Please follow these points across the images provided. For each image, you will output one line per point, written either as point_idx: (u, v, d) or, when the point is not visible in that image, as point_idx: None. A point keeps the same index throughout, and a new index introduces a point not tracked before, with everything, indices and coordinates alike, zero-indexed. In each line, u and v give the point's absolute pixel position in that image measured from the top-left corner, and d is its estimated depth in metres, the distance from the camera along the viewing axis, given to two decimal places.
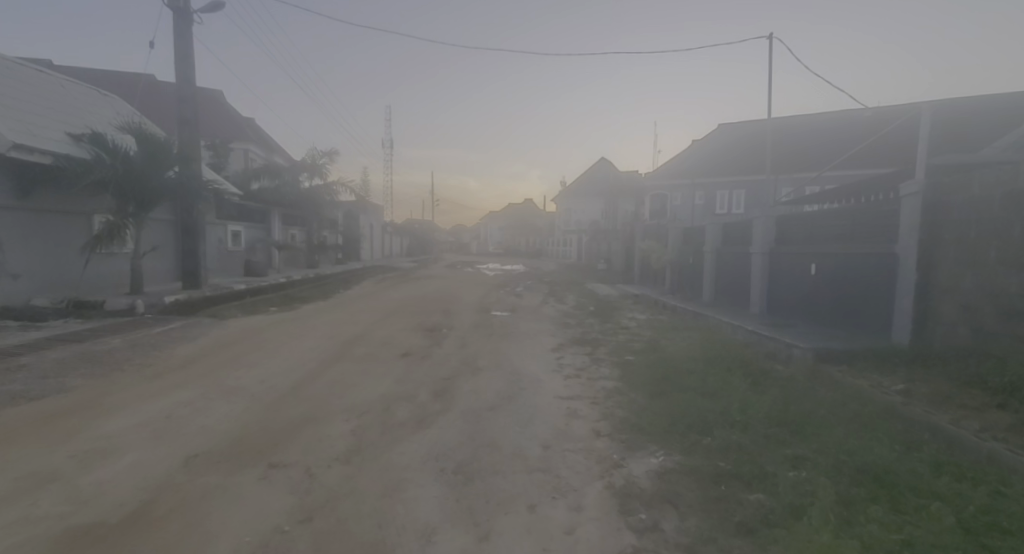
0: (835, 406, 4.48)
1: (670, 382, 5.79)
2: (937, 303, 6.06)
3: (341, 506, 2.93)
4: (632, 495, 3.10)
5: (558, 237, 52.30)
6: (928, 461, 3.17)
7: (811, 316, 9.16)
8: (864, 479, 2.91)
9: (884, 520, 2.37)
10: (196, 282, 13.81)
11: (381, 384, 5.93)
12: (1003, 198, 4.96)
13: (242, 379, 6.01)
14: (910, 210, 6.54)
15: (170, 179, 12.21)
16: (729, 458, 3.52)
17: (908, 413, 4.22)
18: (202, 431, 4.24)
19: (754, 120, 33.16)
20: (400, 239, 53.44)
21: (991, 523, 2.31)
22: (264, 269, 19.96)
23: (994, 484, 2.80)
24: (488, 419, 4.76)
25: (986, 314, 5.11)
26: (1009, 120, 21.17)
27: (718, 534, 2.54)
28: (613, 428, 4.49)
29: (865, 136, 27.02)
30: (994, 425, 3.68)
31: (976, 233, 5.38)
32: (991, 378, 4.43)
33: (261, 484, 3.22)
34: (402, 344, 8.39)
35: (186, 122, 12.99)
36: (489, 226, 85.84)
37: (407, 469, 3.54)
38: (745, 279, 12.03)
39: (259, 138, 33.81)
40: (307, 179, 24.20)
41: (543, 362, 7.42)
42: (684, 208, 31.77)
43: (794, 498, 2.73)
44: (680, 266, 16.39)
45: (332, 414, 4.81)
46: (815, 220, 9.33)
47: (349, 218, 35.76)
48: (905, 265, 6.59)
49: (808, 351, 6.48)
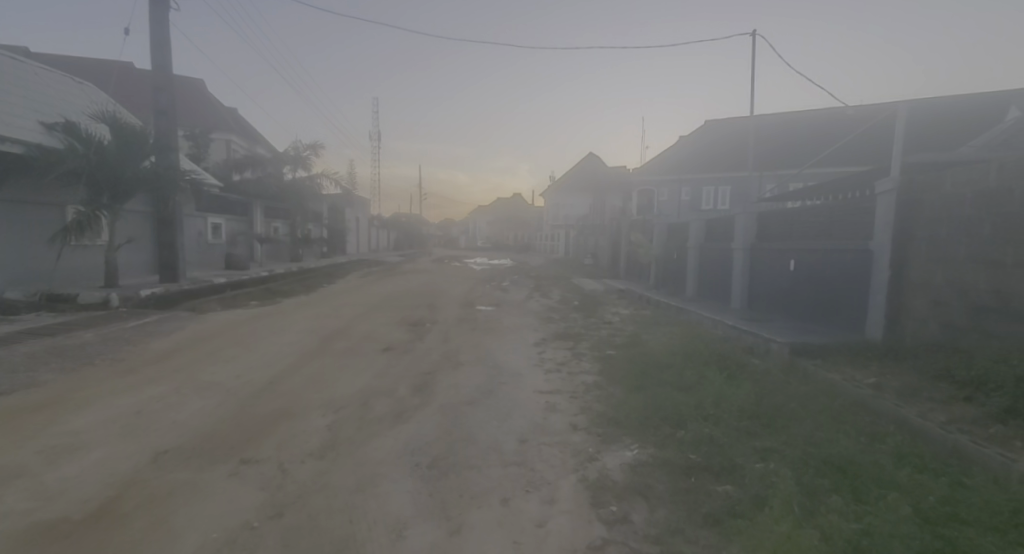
0: (807, 399, 4.56)
1: (649, 376, 5.84)
2: (909, 300, 6.19)
3: (312, 501, 2.91)
4: (605, 488, 3.13)
5: (546, 232, 52.33)
6: (891, 452, 3.26)
7: (789, 311, 9.34)
8: (828, 470, 2.98)
9: (844, 510, 2.43)
10: (175, 275, 13.52)
11: (360, 379, 5.88)
12: (973, 197, 5.08)
13: (218, 374, 5.91)
14: (885, 208, 6.66)
15: (146, 169, 11.97)
16: (700, 450, 3.57)
17: (877, 407, 4.32)
18: (174, 426, 4.16)
19: (739, 116, 33.40)
20: (386, 233, 53.25)
21: (951, 514, 2.37)
22: (246, 262, 19.69)
23: (956, 476, 2.89)
24: (467, 413, 4.77)
25: (956, 309, 5.24)
26: (984, 119, 21.71)
27: (685, 526, 2.58)
28: (591, 422, 4.52)
29: (845, 136, 27.43)
30: (960, 418, 3.79)
31: (947, 229, 5.51)
32: (958, 371, 4.55)
33: (231, 479, 3.17)
34: (383, 339, 8.31)
35: (164, 113, 12.71)
36: (477, 222, 85.65)
37: (380, 464, 3.52)
38: (727, 275, 12.20)
39: (241, 128, 33.18)
40: (290, 171, 23.88)
41: (524, 356, 7.46)
42: (670, 204, 32.13)
43: (759, 489, 2.78)
44: (665, 261, 16.61)
45: (309, 408, 4.76)
46: (795, 217, 9.47)
47: (334, 211, 35.50)
48: (878, 262, 6.73)
49: (785, 346, 6.59)
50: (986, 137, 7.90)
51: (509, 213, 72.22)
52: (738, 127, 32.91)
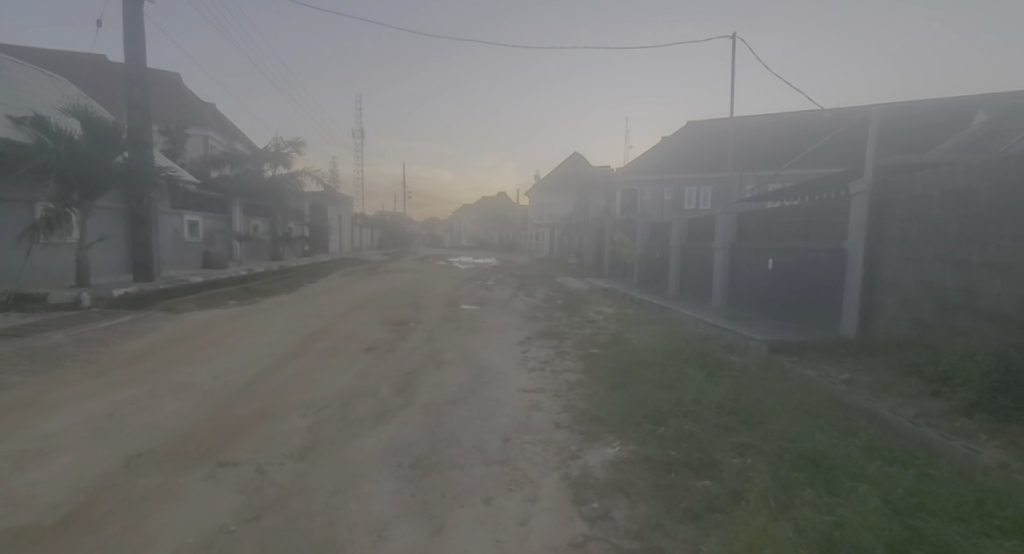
0: (784, 395, 4.66)
1: (631, 374, 5.90)
2: (881, 297, 6.37)
3: (291, 503, 2.87)
4: (587, 485, 3.16)
5: (531, 231, 52.43)
6: (862, 446, 3.35)
7: (768, 309, 9.53)
8: (803, 463, 3.05)
9: (817, 503, 2.49)
10: (150, 273, 13.16)
11: (341, 379, 5.81)
12: (941, 198, 5.25)
13: (194, 375, 5.78)
14: (858, 208, 6.84)
15: (119, 165, 11.62)
16: (680, 446, 3.62)
17: (850, 402, 4.44)
18: (148, 429, 4.05)
19: (720, 117, 33.95)
20: (370, 231, 52.72)
21: (919, 504, 2.46)
22: (224, 261, 19.28)
23: (923, 468, 2.99)
24: (450, 413, 4.75)
25: (925, 306, 5.41)
26: (953, 123, 22.47)
27: (665, 521, 2.62)
28: (574, 420, 4.56)
29: (821, 138, 28.13)
30: (928, 412, 3.92)
31: (917, 229, 5.68)
32: (926, 367, 4.71)
33: (207, 483, 3.11)
34: (365, 338, 8.23)
35: (137, 107, 12.34)
36: (461, 221, 85.36)
37: (362, 465, 3.49)
38: (708, 274, 12.39)
39: (219, 124, 32.47)
40: (271, 168, 23.40)
41: (508, 355, 7.47)
42: (653, 203, 32.49)
43: (736, 484, 2.83)
44: (647, 259, 16.81)
45: (289, 409, 4.69)
46: (773, 217, 9.67)
47: (316, 209, 35.00)
48: (852, 261, 6.90)
49: (763, 343, 6.72)
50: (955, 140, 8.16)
51: (493, 211, 72.12)
52: (719, 128, 33.46)
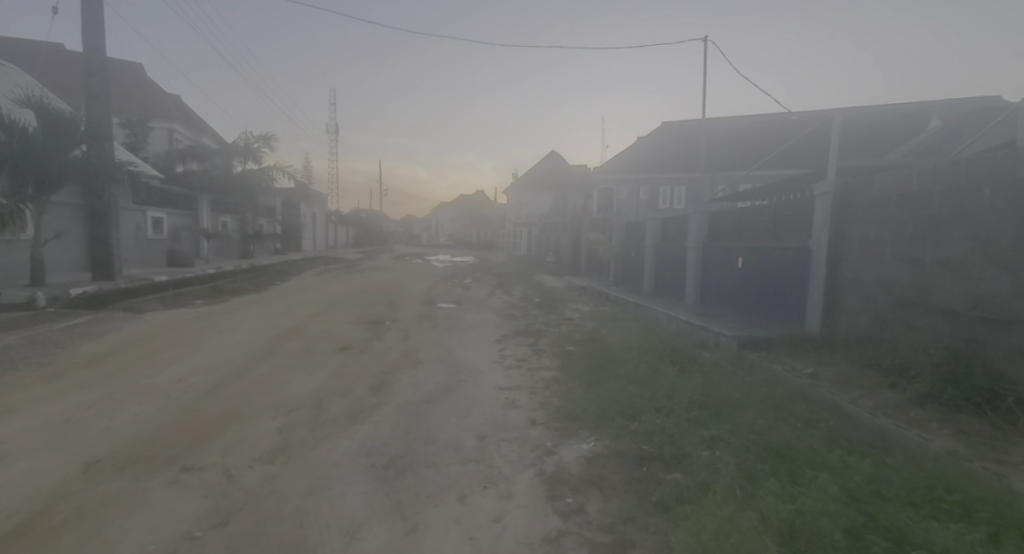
0: (751, 389, 4.80)
1: (606, 371, 5.99)
2: (843, 295, 6.63)
3: (259, 507, 2.80)
4: (561, 481, 3.19)
5: (508, 229, 52.47)
6: (823, 437, 3.48)
7: (738, 306, 9.80)
8: (768, 455, 3.16)
9: (780, 492, 2.58)
10: (110, 272, 12.63)
11: (314, 380, 5.70)
12: (898, 199, 5.48)
13: (157, 377, 5.58)
14: (822, 209, 7.08)
15: (77, 158, 11.11)
16: (652, 440, 3.70)
17: (814, 394, 4.61)
18: (108, 434, 3.90)
19: (693, 118, 34.66)
20: (345, 229, 51.85)
21: (874, 491, 2.57)
22: (191, 259, 18.65)
23: (880, 457, 3.13)
24: (425, 412, 4.72)
25: (883, 303, 5.65)
26: (911, 128, 23.52)
27: (636, 514, 2.67)
28: (549, 417, 4.58)
29: (789, 139, 29.04)
30: (885, 403, 4.10)
31: (876, 229, 5.93)
32: (884, 360, 4.92)
33: (170, 488, 3.01)
34: (339, 338, 8.10)
35: (97, 98, 11.81)
36: (439, 219, 84.78)
37: (334, 466, 3.44)
38: (681, 271, 12.65)
39: (185, 117, 31.37)
40: (240, 163, 22.59)
41: (484, 353, 7.48)
42: (629, 202, 32.93)
43: (704, 476, 2.90)
44: (623, 258, 17.04)
45: (258, 411, 4.58)
46: (743, 217, 9.92)
47: (288, 206, 34.22)
48: (816, 259, 7.15)
49: (732, 339, 6.92)
50: (911, 144, 8.54)
51: (471, 209, 71.80)
52: (692, 128, 34.16)
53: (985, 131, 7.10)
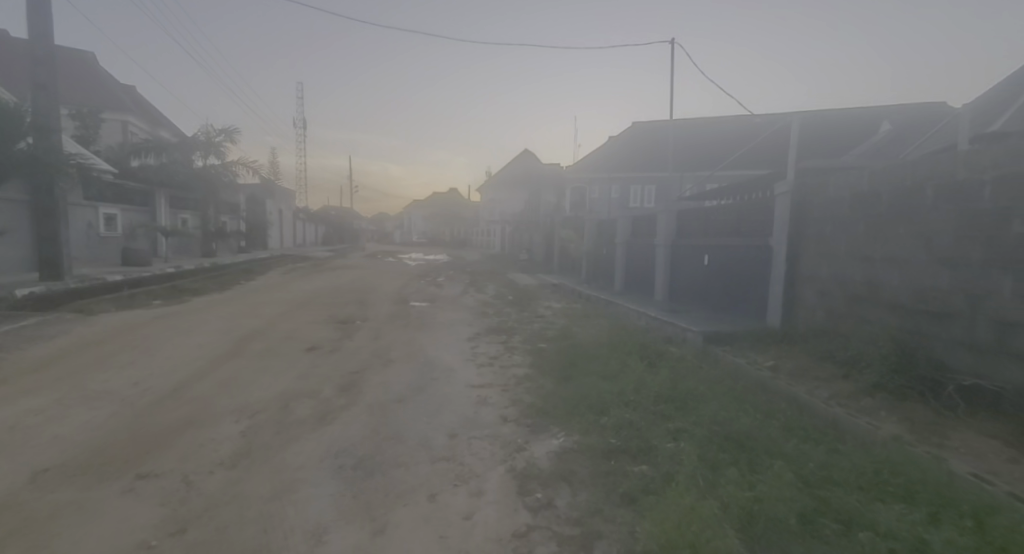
0: (715, 382, 4.95)
1: (577, 367, 6.06)
2: (801, 290, 6.92)
3: (221, 513, 2.72)
4: (531, 476, 3.22)
5: (481, 227, 52.35)
6: (781, 426, 3.64)
7: (704, 302, 10.08)
8: (729, 445, 3.27)
9: (739, 481, 2.68)
10: (59, 272, 11.93)
11: (280, 381, 5.56)
12: (851, 200, 5.75)
13: (111, 382, 5.32)
14: (782, 208, 7.34)
15: (21, 151, 10.47)
16: (620, 434, 3.77)
17: (773, 386, 4.80)
18: (55, 442, 3.70)
19: (662, 119, 35.36)
20: (313, 227, 50.62)
21: (826, 476, 2.70)
22: (149, 257, 17.85)
23: (832, 444, 3.29)
24: (396, 411, 4.68)
25: (837, 298, 5.91)
26: (865, 130, 24.70)
27: (603, 506, 2.73)
28: (521, 413, 4.61)
29: (753, 140, 29.99)
30: (839, 394, 4.32)
31: (830, 227, 6.20)
32: (839, 352, 5.15)
33: (124, 497, 2.88)
34: (307, 338, 7.91)
35: (43, 88, 11.13)
36: (411, 216, 83.77)
37: (300, 469, 3.37)
38: (651, 268, 12.91)
39: (141, 109, 29.93)
40: (201, 158, 21.63)
41: (456, 351, 7.46)
42: (601, 200, 33.35)
43: (668, 467, 2.99)
44: (594, 255, 17.26)
45: (221, 415, 4.44)
46: (708, 215, 10.20)
47: (253, 202, 33.16)
48: (777, 257, 7.42)
49: (699, 335, 7.12)
50: (865, 147, 8.95)
51: (444, 207, 71.27)
52: (661, 129, 34.85)
53: (932, 134, 7.49)
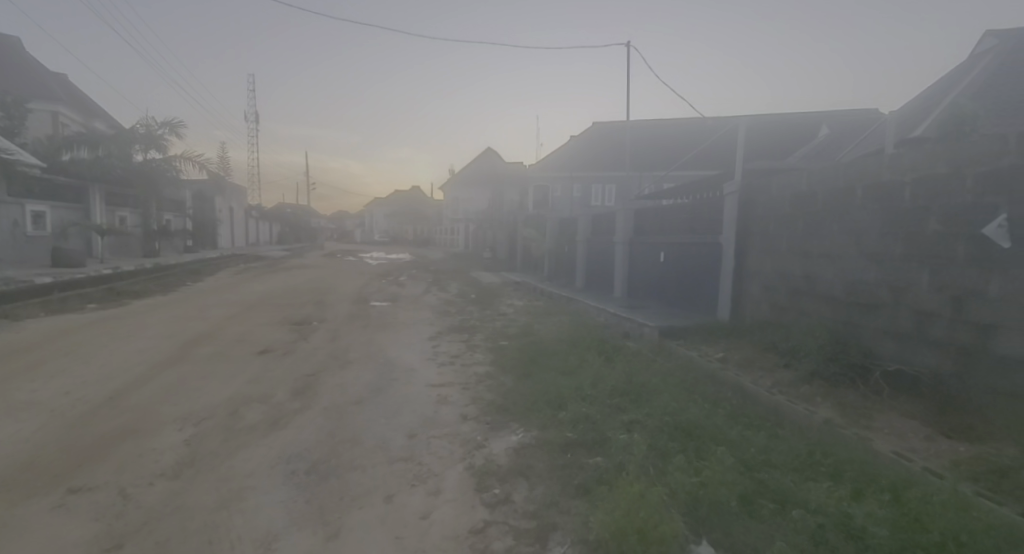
0: (668, 375, 5.13)
1: (537, 364, 6.11)
2: (748, 286, 7.26)
3: (162, 526, 2.59)
4: (489, 472, 3.24)
5: (445, 226, 51.82)
6: (726, 415, 3.82)
7: (660, 298, 10.41)
8: (678, 433, 3.41)
9: (686, 467, 2.80)
10: None
11: (229, 386, 5.33)
12: (791, 199, 6.08)
13: (38, 391, 4.93)
14: (730, 207, 7.68)
15: None
16: (577, 428, 3.85)
17: (722, 376, 5.03)
18: None
19: (621, 120, 36.11)
20: (268, 226, 48.63)
21: (765, 460, 2.87)
22: (83, 258, 16.63)
23: (772, 429, 3.50)
24: (353, 413, 4.59)
25: (780, 292, 6.25)
26: (809, 134, 26.08)
27: (559, 498, 2.79)
28: (481, 411, 4.62)
29: (708, 141, 31.07)
30: (781, 382, 4.57)
31: (773, 225, 6.54)
32: (781, 343, 5.45)
33: (54, 513, 2.70)
34: (260, 340, 7.62)
35: None
36: (372, 214, 81.86)
37: (250, 477, 3.25)
38: (611, 265, 13.16)
39: (73, 99, 27.84)
40: (142, 152, 20.41)
41: (417, 351, 7.38)
42: (563, 199, 33.72)
43: (621, 458, 3.08)
44: (556, 253, 17.44)
45: (164, 423, 4.22)
46: (664, 214, 10.51)
47: (201, 199, 31.53)
48: (726, 254, 7.75)
49: (654, 329, 7.36)
50: (807, 149, 9.48)
51: (406, 205, 70.13)
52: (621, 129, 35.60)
53: (866, 136, 8.00)
